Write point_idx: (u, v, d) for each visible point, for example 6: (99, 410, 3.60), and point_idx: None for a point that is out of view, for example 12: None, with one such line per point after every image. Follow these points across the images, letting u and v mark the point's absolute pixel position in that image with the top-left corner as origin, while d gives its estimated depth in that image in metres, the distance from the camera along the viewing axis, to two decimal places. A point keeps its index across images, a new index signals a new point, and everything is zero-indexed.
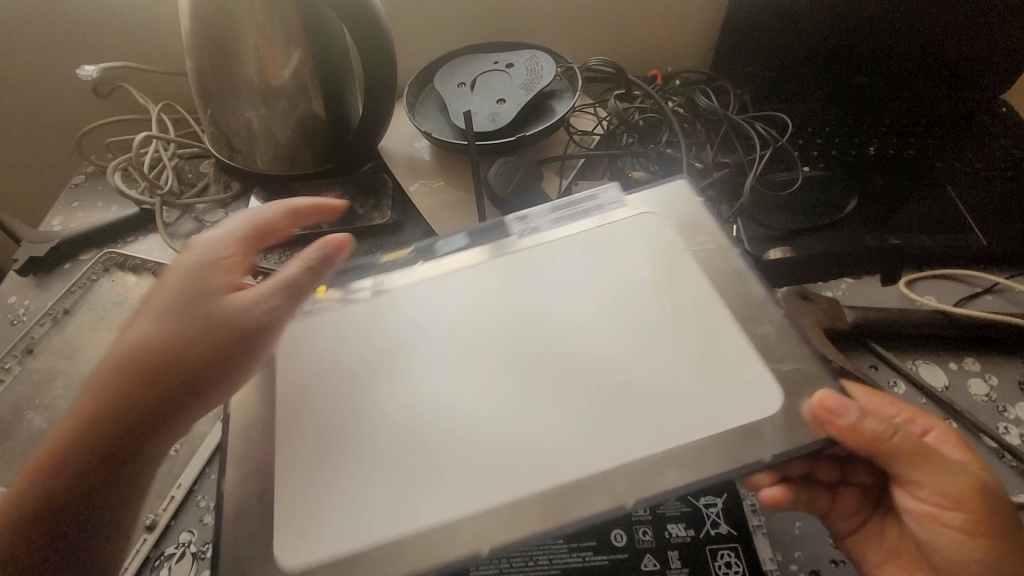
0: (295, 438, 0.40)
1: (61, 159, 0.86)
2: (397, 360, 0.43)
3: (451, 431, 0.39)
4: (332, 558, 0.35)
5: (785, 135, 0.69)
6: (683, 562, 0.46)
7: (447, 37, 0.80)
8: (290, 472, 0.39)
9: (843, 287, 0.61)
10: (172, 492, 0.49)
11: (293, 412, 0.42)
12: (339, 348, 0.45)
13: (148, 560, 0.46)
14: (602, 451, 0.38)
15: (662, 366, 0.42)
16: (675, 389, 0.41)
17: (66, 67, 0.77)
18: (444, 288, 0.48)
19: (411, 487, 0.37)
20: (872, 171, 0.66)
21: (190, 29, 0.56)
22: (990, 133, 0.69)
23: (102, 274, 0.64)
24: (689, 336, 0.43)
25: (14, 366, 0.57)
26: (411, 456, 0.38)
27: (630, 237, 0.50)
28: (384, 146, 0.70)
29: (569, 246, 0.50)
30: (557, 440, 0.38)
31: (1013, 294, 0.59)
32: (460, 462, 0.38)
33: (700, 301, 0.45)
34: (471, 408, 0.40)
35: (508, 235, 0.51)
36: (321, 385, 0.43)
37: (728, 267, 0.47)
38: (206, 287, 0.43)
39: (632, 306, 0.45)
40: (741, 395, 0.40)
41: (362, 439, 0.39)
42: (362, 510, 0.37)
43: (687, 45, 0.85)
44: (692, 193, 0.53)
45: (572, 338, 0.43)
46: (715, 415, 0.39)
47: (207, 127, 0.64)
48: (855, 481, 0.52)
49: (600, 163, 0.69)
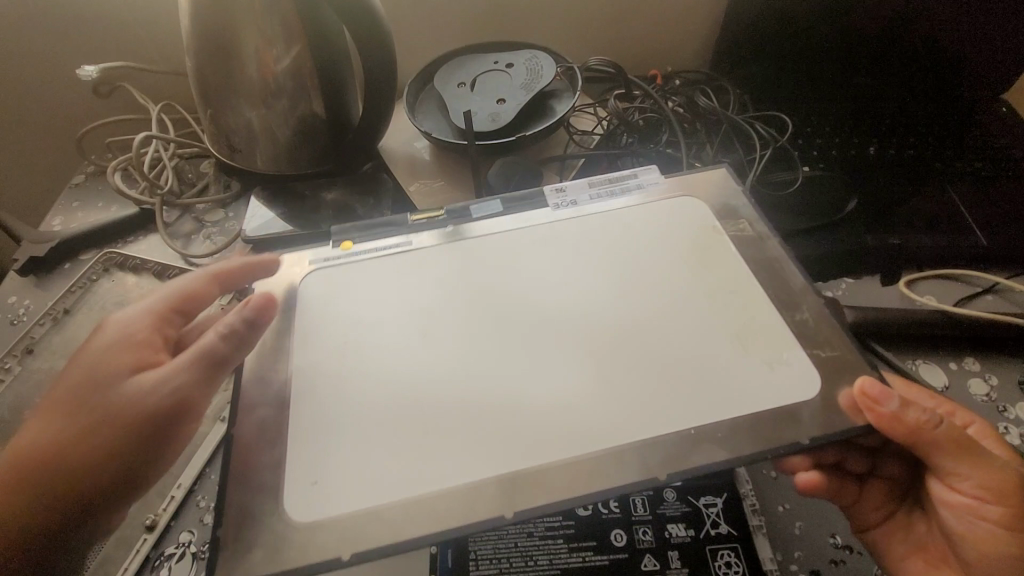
0: (313, 401, 0.41)
1: (61, 159, 0.86)
2: (428, 328, 0.44)
3: (468, 397, 0.40)
4: (341, 516, 0.36)
5: (786, 135, 0.69)
6: (683, 562, 0.45)
7: (447, 37, 0.80)
8: (307, 433, 0.39)
9: (843, 287, 0.61)
10: (171, 492, 0.49)
11: (323, 373, 0.42)
12: (357, 320, 0.45)
13: (148, 560, 0.46)
14: (627, 417, 0.38)
15: (698, 336, 0.42)
16: (709, 359, 0.41)
17: (66, 67, 0.77)
18: (478, 259, 0.49)
19: (427, 453, 0.37)
20: (875, 170, 0.66)
21: (190, 29, 0.56)
22: (991, 133, 0.69)
23: (102, 274, 0.64)
24: (725, 310, 0.44)
25: (14, 366, 0.57)
26: (427, 421, 0.39)
27: (665, 217, 0.51)
28: (384, 146, 0.70)
29: (602, 223, 0.51)
30: (576, 405, 0.39)
31: (1013, 294, 0.59)
32: (475, 428, 0.38)
33: (737, 284, 0.46)
34: (497, 375, 0.41)
35: (543, 208, 0.53)
36: (339, 354, 0.43)
37: (763, 256, 0.48)
38: (114, 371, 0.41)
39: (660, 282, 0.46)
40: (778, 375, 0.40)
41: (384, 405, 0.40)
42: (374, 472, 0.37)
43: (687, 45, 0.85)
44: (709, 190, 0.53)
45: (592, 311, 0.44)
46: (751, 391, 0.39)
47: (207, 127, 0.64)
48: (886, 475, 0.52)
49: (600, 163, 0.69)
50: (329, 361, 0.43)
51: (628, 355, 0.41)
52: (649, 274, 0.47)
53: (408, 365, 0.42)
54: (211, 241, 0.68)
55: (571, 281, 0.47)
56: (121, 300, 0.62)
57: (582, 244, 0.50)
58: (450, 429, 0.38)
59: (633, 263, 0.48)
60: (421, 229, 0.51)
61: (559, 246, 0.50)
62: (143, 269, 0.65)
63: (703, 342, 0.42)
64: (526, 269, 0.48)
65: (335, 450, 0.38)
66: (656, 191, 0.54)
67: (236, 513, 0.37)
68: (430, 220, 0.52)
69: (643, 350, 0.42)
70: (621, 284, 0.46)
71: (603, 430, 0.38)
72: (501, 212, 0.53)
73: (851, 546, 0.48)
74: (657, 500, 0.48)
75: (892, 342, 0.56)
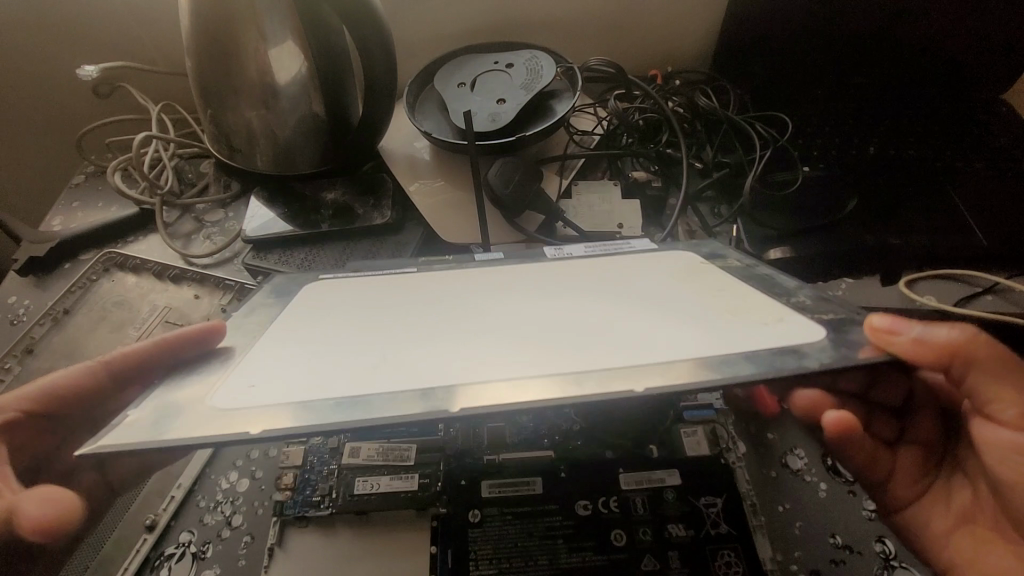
0: (281, 340, 0.40)
1: (60, 159, 0.86)
2: (391, 313, 0.42)
3: (424, 339, 0.39)
4: (255, 409, 0.33)
5: (785, 136, 0.69)
6: (683, 562, 0.46)
7: (447, 36, 0.80)
8: (267, 355, 0.39)
9: (843, 287, 0.61)
10: (172, 493, 0.50)
11: (297, 325, 0.42)
12: (340, 298, 0.45)
13: (148, 560, 0.47)
14: (590, 355, 0.36)
15: (680, 316, 0.40)
16: (691, 330, 0.38)
17: (65, 67, 0.77)
18: (457, 271, 0.47)
19: (368, 378, 0.35)
20: (872, 170, 0.67)
21: (191, 27, 0.56)
22: (990, 133, 0.70)
23: (101, 273, 0.65)
24: (719, 301, 0.42)
25: (14, 366, 0.57)
26: (378, 356, 0.37)
27: (662, 258, 0.48)
28: (384, 146, 0.70)
29: (602, 265, 0.48)
30: (534, 346, 0.37)
31: (1014, 294, 0.59)
32: (427, 361, 0.36)
33: (726, 284, 0.44)
34: (459, 333, 0.39)
35: (542, 257, 0.49)
36: (318, 315, 0.43)
37: (757, 273, 0.45)
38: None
39: (638, 277, 0.45)
40: (776, 330, 0.38)
41: (343, 345, 0.39)
42: (311, 386, 0.35)
43: (687, 46, 0.85)
44: (719, 246, 0.51)
45: (564, 289, 0.44)
46: (746, 339, 0.37)
47: (207, 127, 0.64)
48: (916, 441, 0.52)
49: (600, 163, 0.70)
50: (291, 332, 0.41)
51: (594, 326, 0.39)
52: (629, 273, 0.46)
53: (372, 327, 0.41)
54: (211, 240, 0.68)
55: (546, 272, 0.47)
56: (121, 300, 0.63)
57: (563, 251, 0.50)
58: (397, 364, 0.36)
59: (612, 268, 0.47)
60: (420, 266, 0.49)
61: (548, 273, 0.47)
62: (143, 269, 0.65)
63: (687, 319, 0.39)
64: (499, 273, 0.46)
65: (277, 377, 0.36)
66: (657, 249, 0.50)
67: None
68: (436, 262, 0.50)
69: (612, 322, 0.39)
70: (598, 282, 0.45)
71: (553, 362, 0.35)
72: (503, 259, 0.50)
73: (851, 546, 0.47)
74: (658, 500, 0.48)
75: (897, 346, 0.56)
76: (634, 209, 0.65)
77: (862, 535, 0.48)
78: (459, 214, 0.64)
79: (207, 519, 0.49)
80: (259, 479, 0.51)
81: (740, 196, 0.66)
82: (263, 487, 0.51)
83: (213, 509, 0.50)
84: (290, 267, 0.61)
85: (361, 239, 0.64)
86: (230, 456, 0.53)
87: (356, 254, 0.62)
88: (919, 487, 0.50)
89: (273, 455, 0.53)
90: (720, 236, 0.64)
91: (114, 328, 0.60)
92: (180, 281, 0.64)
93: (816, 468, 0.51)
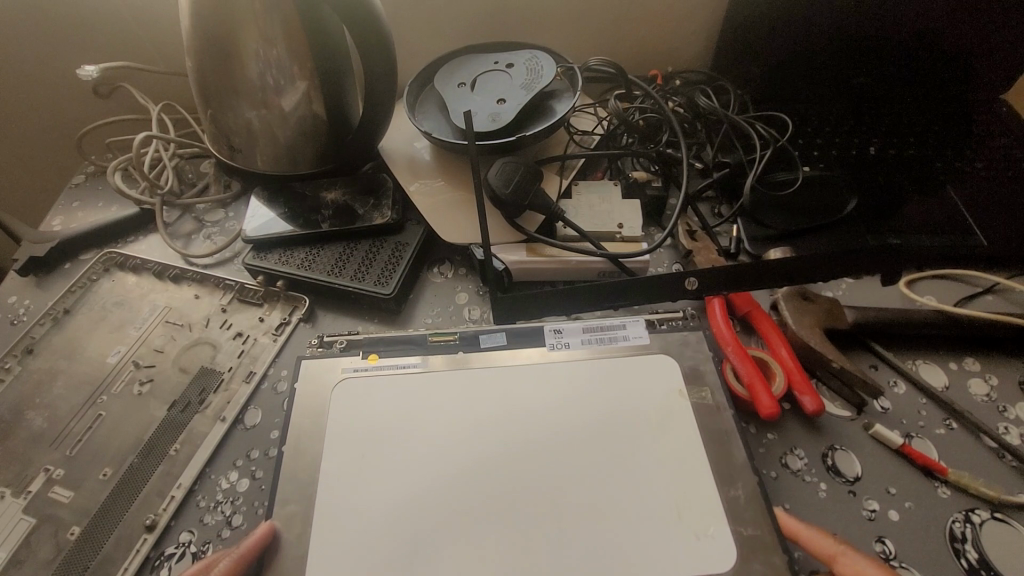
0: (354, 475, 0.46)
1: (60, 160, 0.86)
2: (420, 486, 0.45)
3: (468, 519, 0.43)
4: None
5: (786, 135, 0.68)
6: None
7: (445, 34, 0.80)
8: (354, 516, 0.44)
9: (843, 288, 0.62)
10: (172, 492, 0.49)
11: (352, 475, 0.46)
12: (379, 433, 0.48)
13: (148, 560, 0.46)
14: (559, 555, 0.41)
15: (624, 495, 0.44)
16: (734, 545, 0.42)
17: (63, 65, 0.77)
18: (480, 382, 0.51)
19: (514, 523, 0.43)
20: (874, 171, 0.66)
21: (190, 26, 0.55)
22: (990, 133, 0.70)
23: (102, 273, 0.65)
24: (727, 481, 0.45)
25: (14, 366, 0.58)
26: (442, 525, 0.43)
27: (643, 369, 0.52)
28: (384, 146, 0.71)
29: (585, 371, 0.52)
30: (543, 562, 0.41)
31: (1013, 294, 0.59)
32: (477, 526, 0.42)
33: (688, 452, 0.46)
34: (515, 446, 0.47)
35: (551, 510, 0.43)
36: (376, 447, 0.47)
37: (717, 423, 0.48)
38: None
39: (631, 460, 0.46)
40: (700, 548, 0.42)
41: (407, 499, 0.44)
42: (375, 555, 0.42)
43: (686, 45, 0.84)
44: (676, 372, 0.51)
45: (580, 503, 0.44)
46: (659, 553, 0.42)
47: (207, 127, 0.63)
48: (949, 401, 0.52)
49: (600, 163, 0.70)
50: (360, 424, 0.49)
51: (573, 521, 0.43)
52: (618, 440, 0.47)
53: (444, 414, 0.49)
54: (210, 240, 0.69)
55: (580, 492, 0.44)
56: (121, 300, 0.63)
57: (585, 484, 0.45)
58: (521, 493, 0.44)
59: (614, 444, 0.47)
60: (414, 426, 0.48)
61: (557, 495, 0.44)
62: (143, 268, 0.65)
63: (725, 513, 0.43)
64: (506, 377, 0.51)
65: (419, 503, 0.44)
66: (642, 344, 0.53)
67: (308, 546, 0.43)
68: (456, 428, 0.48)
69: (675, 504, 0.44)
70: (628, 422, 0.48)
71: (648, 542, 0.42)
72: (508, 489, 0.44)
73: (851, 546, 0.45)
74: None
75: (934, 320, 0.56)
76: (635, 209, 0.65)
77: (861, 535, 0.46)
78: (458, 213, 0.64)
79: (207, 519, 0.48)
80: (259, 480, 0.50)
81: (739, 195, 0.66)
82: (263, 487, 0.50)
83: (213, 508, 0.49)
84: (289, 266, 0.62)
85: (362, 239, 0.64)
86: (229, 457, 0.52)
87: (357, 254, 0.63)
88: (952, 424, 0.52)
89: (272, 455, 0.51)
90: (721, 235, 0.65)
91: (115, 328, 0.61)
92: (180, 281, 0.65)
93: (814, 472, 0.49)
